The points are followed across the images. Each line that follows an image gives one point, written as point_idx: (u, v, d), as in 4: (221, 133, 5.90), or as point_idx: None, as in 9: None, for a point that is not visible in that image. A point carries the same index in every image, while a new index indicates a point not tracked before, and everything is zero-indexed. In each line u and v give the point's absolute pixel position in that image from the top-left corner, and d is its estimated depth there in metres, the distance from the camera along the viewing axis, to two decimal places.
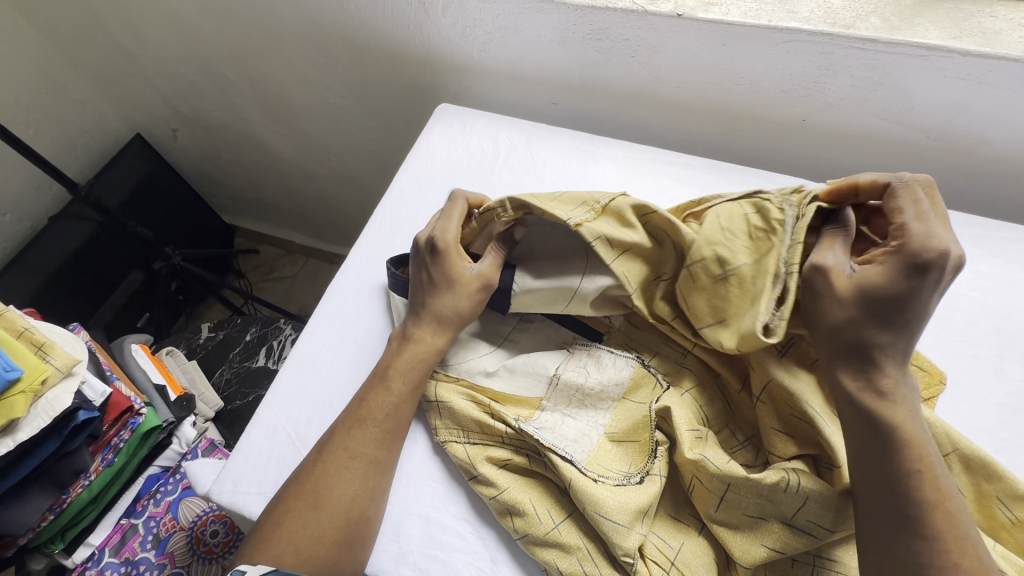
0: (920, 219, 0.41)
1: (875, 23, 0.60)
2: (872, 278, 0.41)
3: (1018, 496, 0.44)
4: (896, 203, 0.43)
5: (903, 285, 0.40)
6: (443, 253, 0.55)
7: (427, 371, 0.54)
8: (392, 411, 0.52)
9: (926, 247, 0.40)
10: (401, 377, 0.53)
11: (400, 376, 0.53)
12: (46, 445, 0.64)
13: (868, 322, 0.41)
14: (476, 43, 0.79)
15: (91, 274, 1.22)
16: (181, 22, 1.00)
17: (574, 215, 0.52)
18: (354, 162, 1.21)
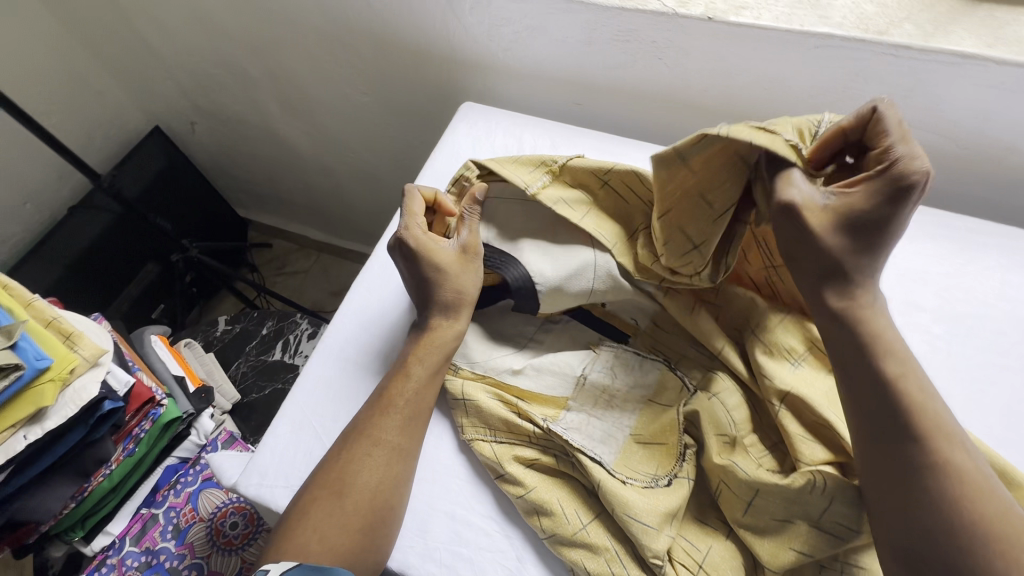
0: (903, 142, 0.41)
1: (909, 29, 0.60)
2: (853, 206, 0.42)
3: None
4: (879, 129, 0.42)
5: (884, 210, 0.41)
6: (418, 251, 0.54)
7: (447, 354, 0.54)
8: (413, 397, 0.52)
9: (909, 170, 0.40)
10: (420, 363, 0.53)
11: (419, 362, 0.53)
12: (72, 434, 0.64)
13: (847, 251, 0.43)
14: (502, 42, 0.79)
15: (109, 265, 1.22)
16: (204, 16, 1.00)
17: (534, 180, 0.57)
18: (371, 158, 1.21)
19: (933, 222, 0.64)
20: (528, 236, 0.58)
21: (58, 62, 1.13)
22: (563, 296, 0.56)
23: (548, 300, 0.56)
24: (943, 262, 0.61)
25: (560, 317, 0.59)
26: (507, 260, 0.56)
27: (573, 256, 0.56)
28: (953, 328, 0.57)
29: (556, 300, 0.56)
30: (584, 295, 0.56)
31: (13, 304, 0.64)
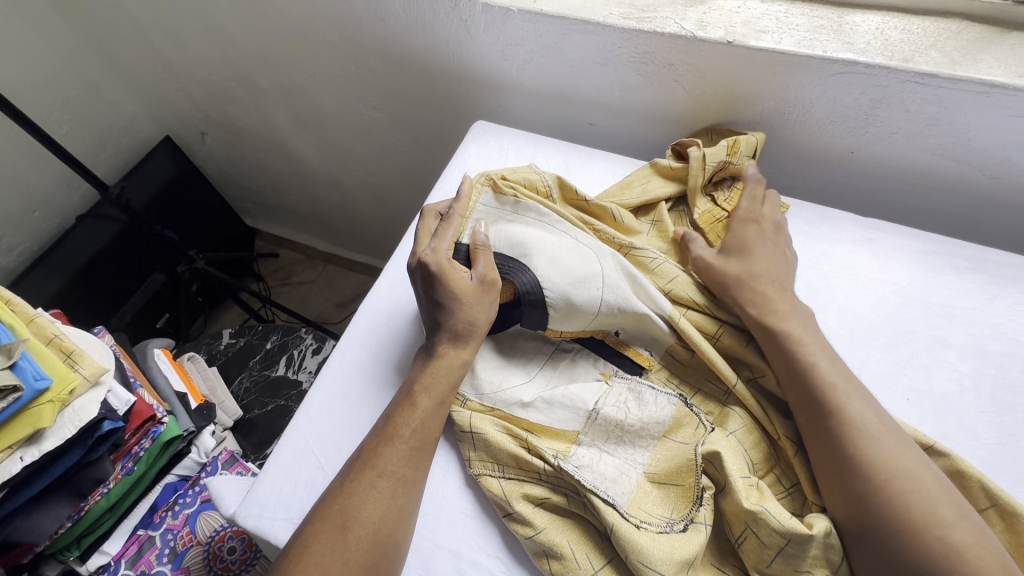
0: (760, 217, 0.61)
1: (936, 57, 0.58)
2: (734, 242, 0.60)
3: None
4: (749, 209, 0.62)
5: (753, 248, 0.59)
6: (436, 274, 0.53)
7: (454, 383, 0.53)
8: (419, 427, 0.50)
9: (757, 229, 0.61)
10: (426, 392, 0.51)
11: (426, 391, 0.51)
12: (69, 454, 0.63)
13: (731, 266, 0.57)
14: (516, 61, 0.78)
15: (116, 274, 1.22)
16: (217, 29, 1.00)
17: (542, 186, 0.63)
18: (381, 173, 1.20)
19: (958, 254, 0.62)
20: (537, 250, 0.56)
21: (71, 72, 1.13)
22: (575, 309, 0.54)
23: (558, 312, 0.55)
24: (970, 298, 0.59)
25: (571, 346, 0.58)
26: (516, 266, 0.56)
27: (581, 267, 0.56)
28: (982, 368, 0.55)
29: (564, 312, 0.55)
30: (593, 308, 0.54)
31: (15, 321, 0.64)
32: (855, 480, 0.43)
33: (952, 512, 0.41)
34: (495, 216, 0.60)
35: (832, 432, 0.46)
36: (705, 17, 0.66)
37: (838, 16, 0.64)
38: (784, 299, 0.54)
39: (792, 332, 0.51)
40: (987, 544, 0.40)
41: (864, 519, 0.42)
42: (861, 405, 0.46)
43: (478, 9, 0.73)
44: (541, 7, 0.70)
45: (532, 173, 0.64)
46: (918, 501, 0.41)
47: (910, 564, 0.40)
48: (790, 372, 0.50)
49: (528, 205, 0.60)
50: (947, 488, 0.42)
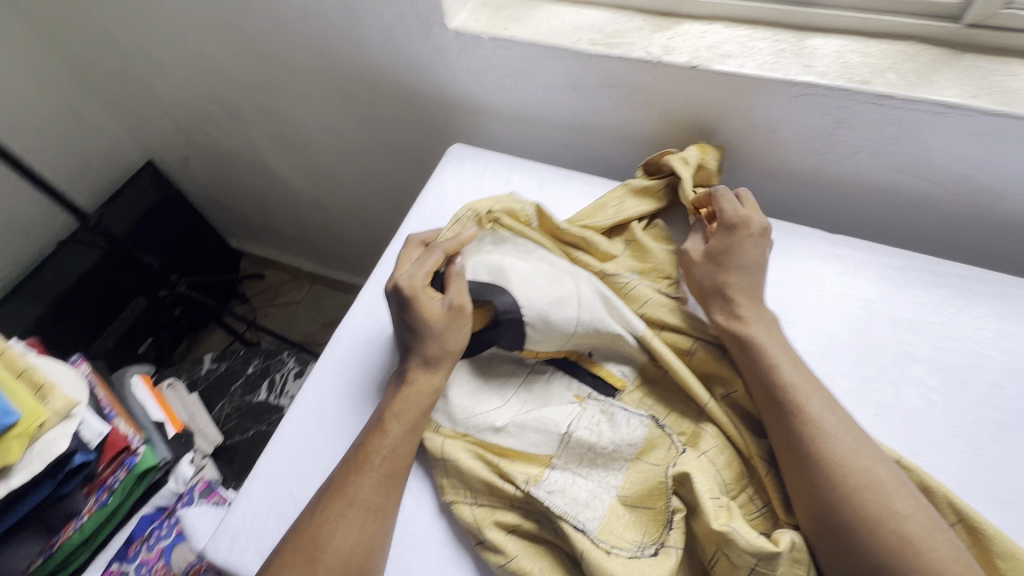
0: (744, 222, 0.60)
1: (893, 79, 0.60)
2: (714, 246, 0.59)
3: None
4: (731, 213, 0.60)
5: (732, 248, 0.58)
6: (409, 300, 0.53)
7: (426, 409, 0.53)
8: (390, 454, 0.50)
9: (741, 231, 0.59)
10: (396, 419, 0.51)
11: (396, 417, 0.51)
12: (40, 490, 0.62)
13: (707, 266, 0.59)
14: (490, 85, 0.79)
15: (97, 300, 1.21)
16: (197, 56, 1.01)
17: (521, 210, 0.64)
18: (363, 194, 1.21)
19: (923, 269, 0.63)
20: (514, 273, 0.57)
21: (51, 99, 1.13)
22: (552, 328, 0.55)
23: (535, 333, 0.55)
24: (935, 312, 0.60)
25: (547, 367, 0.58)
26: (495, 290, 0.56)
27: (557, 289, 0.56)
28: (948, 382, 0.55)
29: (542, 332, 0.55)
30: (569, 328, 0.55)
31: None
32: (814, 476, 0.45)
33: (906, 505, 0.42)
34: (474, 245, 0.61)
35: (792, 430, 0.47)
36: (671, 42, 0.67)
37: (798, 40, 0.66)
38: (753, 311, 0.55)
39: (757, 336, 0.52)
40: (943, 538, 0.41)
41: (825, 515, 0.43)
42: (820, 406, 0.47)
43: (450, 36, 0.74)
44: (511, 34, 0.71)
45: (513, 202, 0.64)
46: (875, 495, 0.42)
47: (867, 561, 0.41)
48: (755, 373, 0.51)
49: (507, 237, 0.62)
50: (901, 480, 0.44)
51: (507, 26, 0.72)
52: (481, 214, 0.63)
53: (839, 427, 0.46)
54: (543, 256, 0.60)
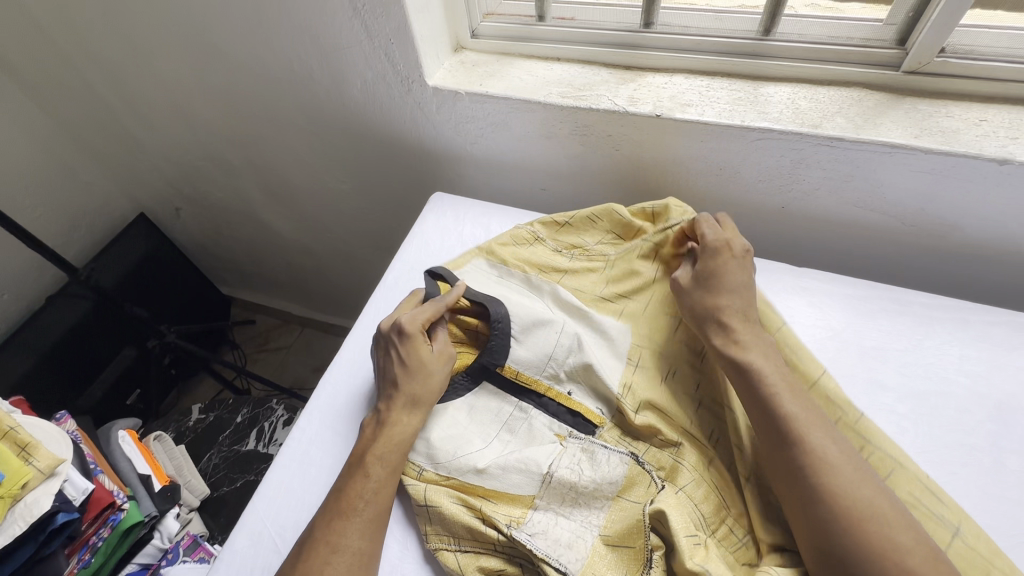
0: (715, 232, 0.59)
1: (841, 122, 0.64)
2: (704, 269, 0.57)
3: None
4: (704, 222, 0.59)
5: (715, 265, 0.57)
6: (409, 338, 0.56)
7: (405, 452, 0.54)
8: (373, 498, 0.50)
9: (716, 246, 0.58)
10: (378, 463, 0.52)
11: (378, 461, 0.52)
12: (20, 552, 0.62)
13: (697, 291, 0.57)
14: (469, 136, 0.84)
15: (85, 354, 1.21)
16: (188, 115, 1.05)
17: (520, 232, 0.70)
18: (351, 239, 1.24)
19: (887, 299, 0.66)
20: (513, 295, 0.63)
21: (45, 158, 1.17)
22: (535, 341, 0.59)
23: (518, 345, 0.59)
24: (902, 340, 0.62)
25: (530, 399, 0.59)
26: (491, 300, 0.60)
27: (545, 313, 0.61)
28: (917, 408, 0.57)
29: (526, 346, 0.59)
30: (546, 346, 0.59)
31: None
32: (818, 513, 0.43)
33: (909, 539, 0.41)
34: (484, 276, 0.67)
35: (794, 464, 0.45)
36: (635, 93, 0.72)
37: (753, 88, 0.70)
38: (753, 333, 0.53)
39: (755, 364, 0.51)
40: (941, 567, 0.40)
41: (829, 547, 0.42)
42: (821, 433, 0.46)
43: (429, 92, 0.78)
44: (487, 89, 0.75)
45: (516, 228, 0.71)
46: (878, 529, 0.41)
47: None
48: (760, 409, 0.49)
49: (513, 268, 0.68)
50: (902, 513, 0.43)
51: (483, 82, 0.77)
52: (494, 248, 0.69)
53: (837, 449, 0.45)
54: (541, 285, 0.66)
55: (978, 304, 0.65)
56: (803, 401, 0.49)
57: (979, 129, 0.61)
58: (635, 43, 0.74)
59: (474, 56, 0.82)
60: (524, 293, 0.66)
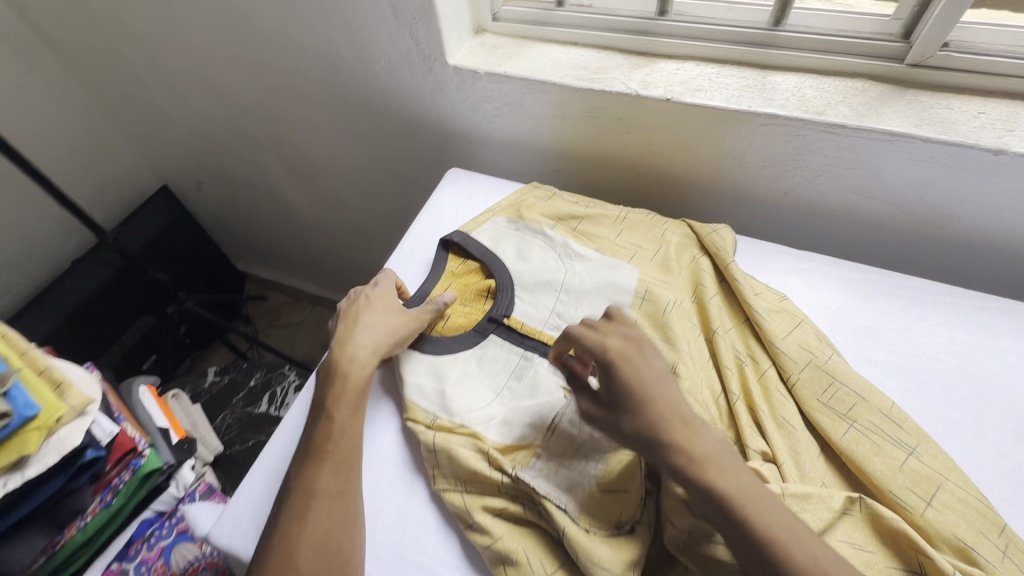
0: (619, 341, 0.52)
1: (844, 110, 0.67)
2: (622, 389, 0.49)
3: (969, 557, 0.46)
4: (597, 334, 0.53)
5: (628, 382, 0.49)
6: (384, 287, 0.66)
7: (365, 392, 0.57)
8: (342, 440, 0.54)
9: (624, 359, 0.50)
10: (342, 407, 0.55)
11: (341, 407, 0.55)
12: (50, 483, 0.65)
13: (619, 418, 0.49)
14: (486, 116, 0.87)
15: (106, 317, 1.26)
16: (216, 88, 1.09)
17: (535, 196, 0.81)
18: (367, 217, 1.28)
19: (881, 283, 0.68)
20: (524, 257, 0.72)
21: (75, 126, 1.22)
22: (539, 300, 0.68)
23: (526, 302, 0.68)
24: (894, 320, 0.65)
25: (535, 345, 0.64)
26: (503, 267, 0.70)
27: (550, 275, 0.70)
28: (904, 382, 0.60)
29: (531, 304, 0.68)
30: (550, 303, 0.68)
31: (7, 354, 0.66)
32: None
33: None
34: (503, 230, 0.76)
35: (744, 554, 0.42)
36: (648, 77, 0.75)
37: (762, 77, 0.73)
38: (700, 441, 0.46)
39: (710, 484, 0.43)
40: None
41: None
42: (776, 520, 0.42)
43: (449, 71, 0.82)
44: (505, 69, 0.79)
45: (532, 191, 0.82)
46: None
47: None
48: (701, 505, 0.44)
49: (529, 222, 0.76)
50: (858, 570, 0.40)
51: (502, 62, 0.80)
52: (512, 207, 0.79)
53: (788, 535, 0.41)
54: (553, 239, 0.74)
55: (970, 290, 0.68)
56: (774, 513, 0.43)
57: (977, 121, 0.64)
58: (649, 30, 0.77)
59: (494, 39, 0.85)
60: (537, 248, 0.73)
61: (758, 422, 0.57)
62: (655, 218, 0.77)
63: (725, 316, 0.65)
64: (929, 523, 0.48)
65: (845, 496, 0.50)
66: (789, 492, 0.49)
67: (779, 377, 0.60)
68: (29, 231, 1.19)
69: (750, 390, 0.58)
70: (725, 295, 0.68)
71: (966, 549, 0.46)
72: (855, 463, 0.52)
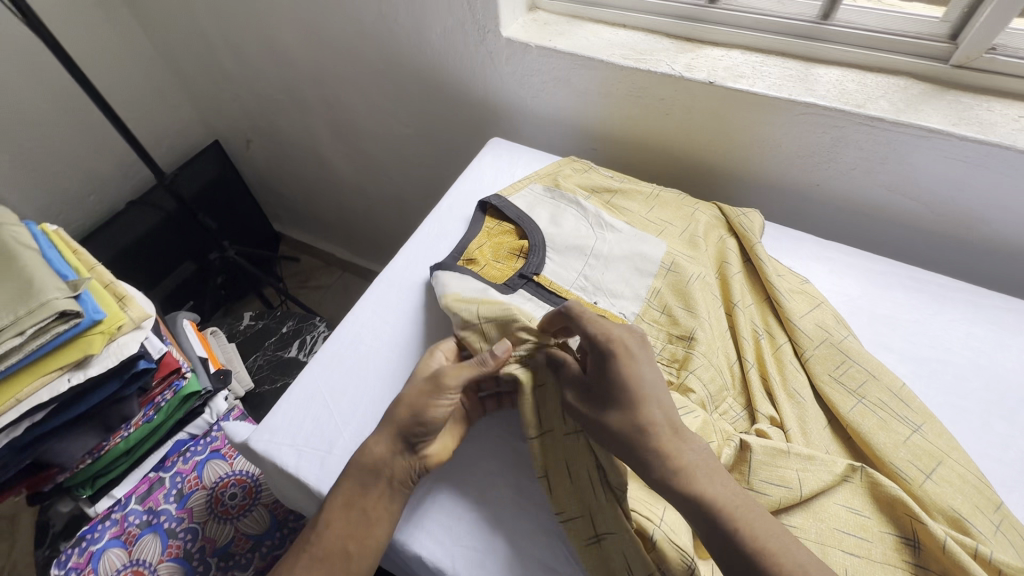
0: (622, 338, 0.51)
1: (884, 105, 0.68)
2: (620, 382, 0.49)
3: (962, 530, 0.48)
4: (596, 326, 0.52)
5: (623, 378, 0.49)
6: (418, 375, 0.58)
7: (367, 486, 0.52)
8: (329, 532, 0.51)
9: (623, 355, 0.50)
10: (337, 497, 0.52)
11: (338, 497, 0.52)
12: (106, 386, 0.71)
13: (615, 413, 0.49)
14: (531, 90, 0.90)
15: (153, 258, 1.33)
16: (275, 49, 1.15)
17: (570, 167, 0.84)
18: (404, 185, 1.33)
19: (904, 276, 0.70)
20: (557, 221, 0.76)
21: (140, 76, 1.29)
22: (569, 262, 0.71)
23: (556, 263, 0.71)
24: (913, 311, 0.66)
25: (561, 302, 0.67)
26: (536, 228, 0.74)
27: (581, 240, 0.73)
28: (917, 369, 0.61)
29: (560, 264, 0.71)
30: (579, 266, 0.71)
31: (78, 267, 0.73)
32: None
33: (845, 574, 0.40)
34: (539, 196, 0.79)
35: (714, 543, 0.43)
36: (692, 62, 0.77)
37: (805, 68, 0.75)
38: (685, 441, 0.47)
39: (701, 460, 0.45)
40: None
41: None
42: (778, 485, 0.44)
43: (502, 43, 0.85)
44: (555, 45, 0.82)
45: (569, 163, 0.85)
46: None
47: None
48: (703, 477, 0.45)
49: (564, 190, 0.79)
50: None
51: (553, 38, 0.84)
52: (548, 176, 0.83)
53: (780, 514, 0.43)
54: (586, 208, 0.77)
55: (993, 291, 0.69)
56: (764, 523, 0.42)
57: (1016, 124, 0.65)
58: (698, 17, 0.80)
59: (545, 16, 0.89)
60: (570, 214, 0.77)
61: (769, 390, 0.59)
62: (685, 198, 0.79)
63: (747, 293, 0.68)
64: (927, 494, 0.50)
65: (847, 464, 0.51)
66: (793, 451, 0.51)
67: (794, 352, 0.62)
68: (91, 171, 1.26)
69: (764, 362, 0.61)
70: (749, 275, 0.70)
71: (960, 519, 0.48)
72: (858, 435, 0.55)
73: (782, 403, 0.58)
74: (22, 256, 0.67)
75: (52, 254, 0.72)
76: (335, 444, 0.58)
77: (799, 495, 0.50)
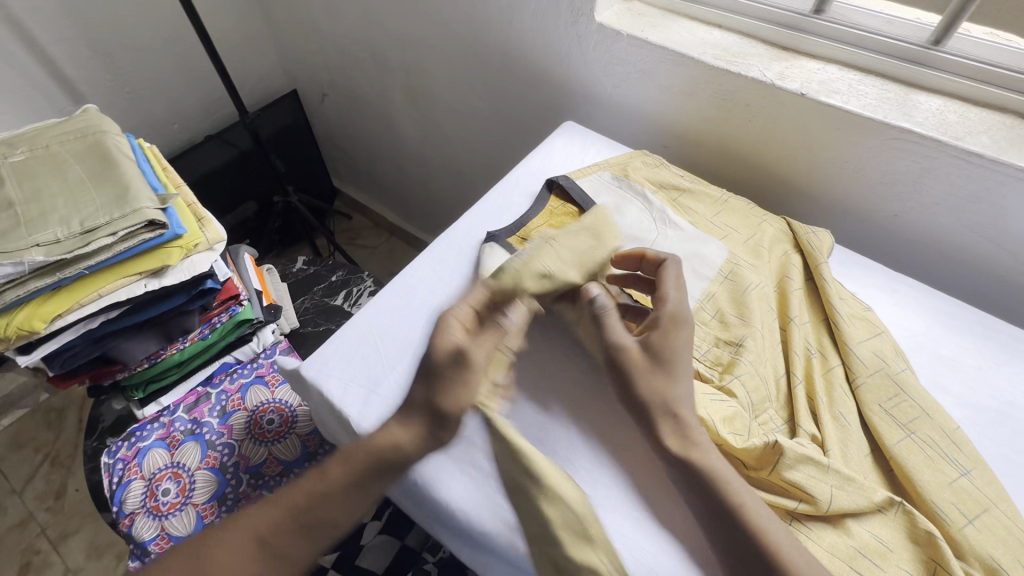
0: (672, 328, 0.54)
1: (985, 141, 0.65)
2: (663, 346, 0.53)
3: None
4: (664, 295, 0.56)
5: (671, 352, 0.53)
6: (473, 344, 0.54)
7: (381, 467, 0.49)
8: (323, 499, 0.49)
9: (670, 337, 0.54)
10: (345, 468, 0.50)
11: (346, 467, 0.50)
12: (176, 296, 0.76)
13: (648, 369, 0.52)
14: (614, 79, 0.90)
15: (221, 191, 1.40)
16: (367, 4, 1.17)
17: (638, 162, 0.84)
18: (466, 158, 1.35)
19: (975, 321, 0.67)
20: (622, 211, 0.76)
21: (236, 17, 1.35)
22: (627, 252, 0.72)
23: None
24: (978, 358, 0.64)
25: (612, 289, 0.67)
26: None
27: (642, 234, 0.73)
28: (974, 416, 0.59)
29: None
30: None
31: (166, 183, 0.78)
32: None
33: None
34: (606, 183, 0.79)
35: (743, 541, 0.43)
36: (786, 70, 0.76)
37: (904, 93, 0.72)
38: None
39: None
40: None
41: None
42: None
43: (593, 28, 0.85)
44: (646, 36, 0.82)
45: (640, 157, 0.85)
46: None
47: None
48: None
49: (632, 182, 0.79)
50: None
51: (645, 29, 0.83)
52: (617, 166, 0.82)
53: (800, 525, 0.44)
54: (651, 201, 0.77)
55: None
56: None
57: None
58: (799, 26, 0.78)
59: (642, 7, 0.88)
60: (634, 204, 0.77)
61: (814, 411, 0.58)
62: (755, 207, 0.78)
63: (805, 311, 0.67)
64: (967, 538, 0.49)
65: (886, 495, 0.50)
66: (832, 468, 0.51)
67: (845, 377, 0.61)
68: (179, 100, 1.33)
69: (812, 381, 0.60)
70: (809, 293, 0.69)
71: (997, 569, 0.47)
72: (898, 467, 0.54)
73: (827, 422, 0.57)
74: (122, 164, 0.72)
75: (146, 167, 0.77)
76: (379, 383, 0.61)
77: (824, 509, 0.49)
